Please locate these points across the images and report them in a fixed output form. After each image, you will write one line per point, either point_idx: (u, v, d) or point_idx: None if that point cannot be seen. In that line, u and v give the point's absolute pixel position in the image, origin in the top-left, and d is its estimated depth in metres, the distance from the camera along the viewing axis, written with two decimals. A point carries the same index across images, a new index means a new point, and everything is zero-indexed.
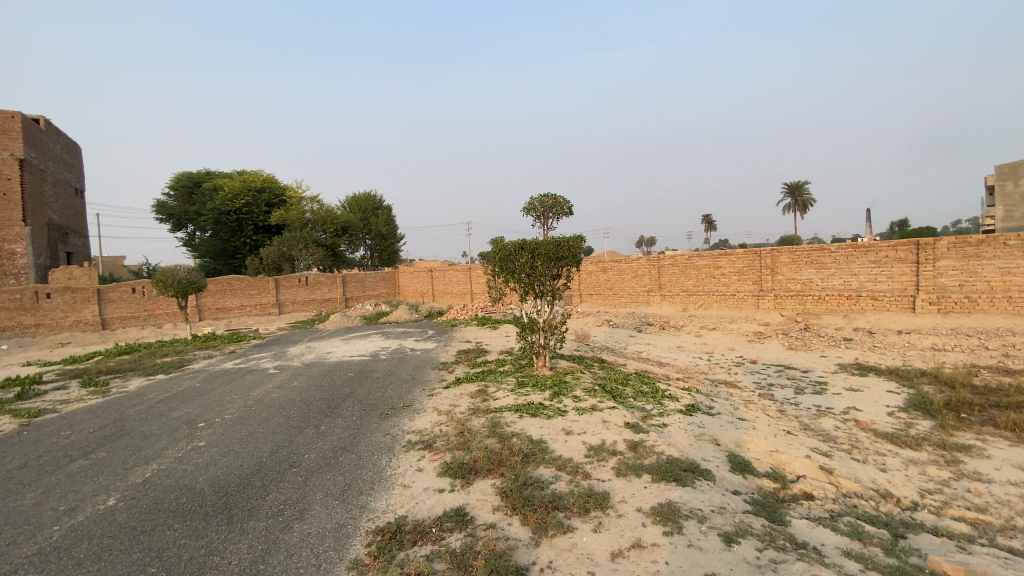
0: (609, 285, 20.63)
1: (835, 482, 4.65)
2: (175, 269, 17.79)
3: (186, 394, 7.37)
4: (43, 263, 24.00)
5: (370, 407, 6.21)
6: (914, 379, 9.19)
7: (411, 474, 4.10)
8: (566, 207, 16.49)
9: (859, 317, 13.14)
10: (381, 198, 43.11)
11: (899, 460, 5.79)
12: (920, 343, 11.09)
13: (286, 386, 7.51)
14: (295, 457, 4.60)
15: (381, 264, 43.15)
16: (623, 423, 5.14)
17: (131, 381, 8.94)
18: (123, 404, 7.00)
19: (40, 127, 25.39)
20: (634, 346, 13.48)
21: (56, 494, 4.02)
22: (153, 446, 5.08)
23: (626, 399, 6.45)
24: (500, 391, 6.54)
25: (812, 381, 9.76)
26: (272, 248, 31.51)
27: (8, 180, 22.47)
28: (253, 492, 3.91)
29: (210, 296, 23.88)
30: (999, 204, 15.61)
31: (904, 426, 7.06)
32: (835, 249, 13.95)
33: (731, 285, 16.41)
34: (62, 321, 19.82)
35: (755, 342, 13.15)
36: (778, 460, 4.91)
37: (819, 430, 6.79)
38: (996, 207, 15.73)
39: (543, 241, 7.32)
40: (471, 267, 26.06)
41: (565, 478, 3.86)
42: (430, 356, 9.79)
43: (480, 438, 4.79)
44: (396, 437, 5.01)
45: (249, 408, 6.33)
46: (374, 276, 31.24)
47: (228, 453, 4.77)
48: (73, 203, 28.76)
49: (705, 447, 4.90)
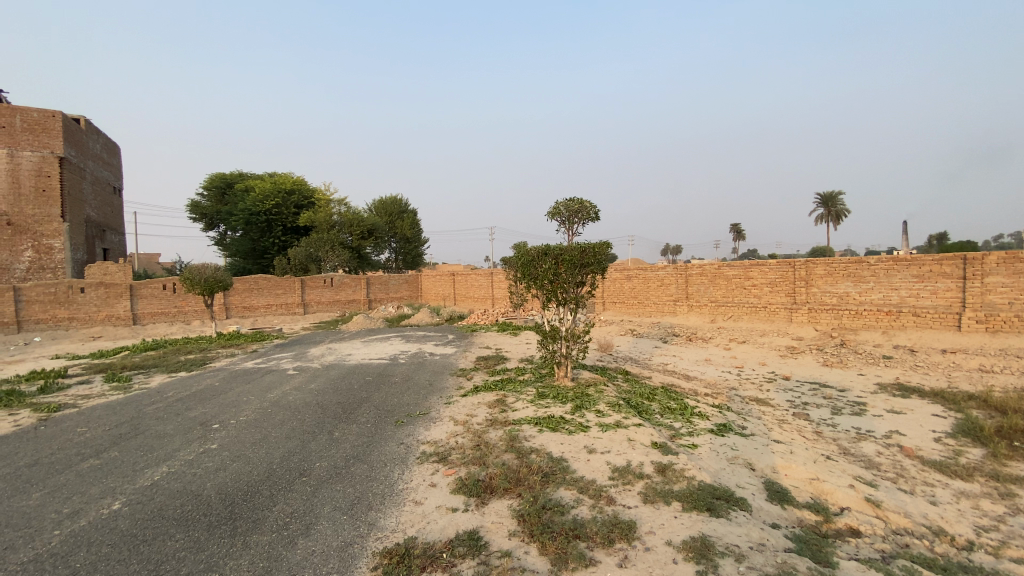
0: (634, 294, 20.19)
1: (883, 517, 4.26)
2: (202, 268, 18.07)
3: (204, 393, 7.33)
4: (80, 258, 24.76)
5: (386, 414, 6.04)
6: (961, 402, 8.59)
7: (424, 489, 3.88)
8: (593, 211, 15.93)
9: (900, 334, 12.46)
10: (407, 201, 43.42)
11: (948, 492, 5.33)
12: (966, 363, 10.41)
13: (303, 389, 7.39)
14: (306, 465, 4.43)
15: (405, 267, 43.56)
16: (650, 442, 4.83)
17: (153, 378, 8.99)
18: (141, 401, 6.99)
19: (80, 127, 26.27)
20: (660, 358, 13.07)
21: (62, 495, 3.94)
22: (165, 447, 4.99)
23: (653, 415, 6.12)
24: (519, 402, 6.29)
25: (849, 401, 9.21)
26: (300, 249, 31.96)
27: (48, 178, 23.25)
28: (259, 502, 3.74)
29: (238, 295, 24.22)
30: None
31: (953, 454, 6.54)
32: (875, 262, 13.30)
33: (763, 297, 15.86)
34: (95, 315, 20.32)
35: (787, 357, 12.61)
36: (819, 489, 4.53)
37: (860, 456, 6.34)
38: None
39: (568, 247, 7.03)
40: (494, 272, 25.92)
41: (587, 503, 3.58)
42: (449, 362, 9.60)
43: (497, 452, 4.55)
44: (411, 448, 4.80)
45: (265, 410, 6.22)
46: (398, 278, 31.35)
47: (239, 458, 4.63)
48: (111, 201, 29.67)
49: (739, 472, 4.56)
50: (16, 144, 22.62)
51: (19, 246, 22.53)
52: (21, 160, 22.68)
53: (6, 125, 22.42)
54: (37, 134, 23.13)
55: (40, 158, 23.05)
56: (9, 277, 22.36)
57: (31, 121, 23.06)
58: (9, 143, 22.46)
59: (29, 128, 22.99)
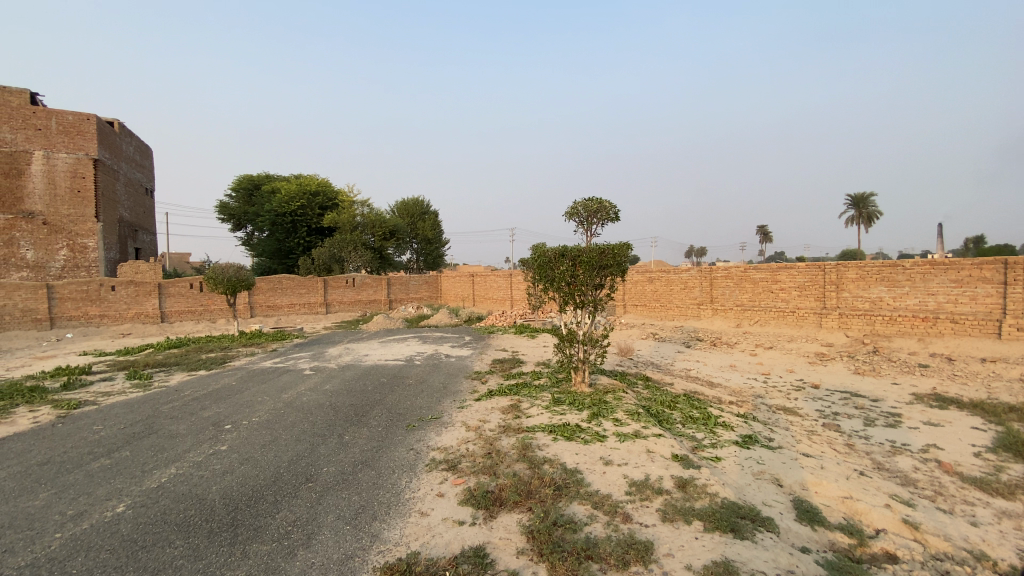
0: (656, 297, 19.78)
1: (921, 540, 3.95)
2: (226, 267, 18.35)
3: (220, 393, 7.34)
4: (113, 257, 25.48)
5: (397, 417, 5.90)
6: (1002, 415, 8.07)
7: (431, 499, 3.72)
8: (613, 212, 15.61)
9: (936, 341, 11.80)
10: (429, 202, 43.59)
11: (990, 512, 4.94)
12: (1007, 373, 9.82)
13: (317, 389, 7.32)
14: (313, 470, 4.32)
15: (426, 268, 43.72)
16: (671, 454, 4.60)
17: (173, 376, 9.09)
18: (158, 400, 7.04)
19: (114, 130, 27.04)
20: (682, 363, 12.75)
21: (69, 496, 3.95)
22: (176, 447, 4.97)
23: (674, 425, 5.87)
24: (534, 408, 6.10)
25: (883, 412, 8.76)
26: (324, 249, 32.36)
27: (83, 179, 24.01)
28: (262, 508, 3.63)
29: (262, 294, 24.57)
30: None
31: (994, 470, 6.11)
32: (910, 265, 12.71)
33: (791, 301, 15.35)
34: (124, 312, 20.87)
35: (816, 364, 12.15)
36: (853, 509, 4.24)
37: (895, 471, 5.99)
38: None
39: (586, 249, 6.82)
40: (513, 273, 25.77)
41: (601, 519, 3.39)
42: (464, 365, 9.46)
43: (510, 461, 4.37)
44: (420, 454, 4.65)
45: (277, 411, 6.17)
46: (418, 279, 31.43)
47: (247, 461, 4.55)
48: (143, 202, 30.53)
49: (765, 488, 4.32)
50: (52, 146, 23.45)
51: (55, 245, 23.37)
52: (57, 162, 23.50)
53: (42, 128, 23.29)
54: (73, 136, 23.85)
55: (75, 160, 23.79)
56: (46, 275, 23.20)
57: (67, 124, 23.80)
58: (46, 146, 23.34)
59: (65, 131, 23.76)
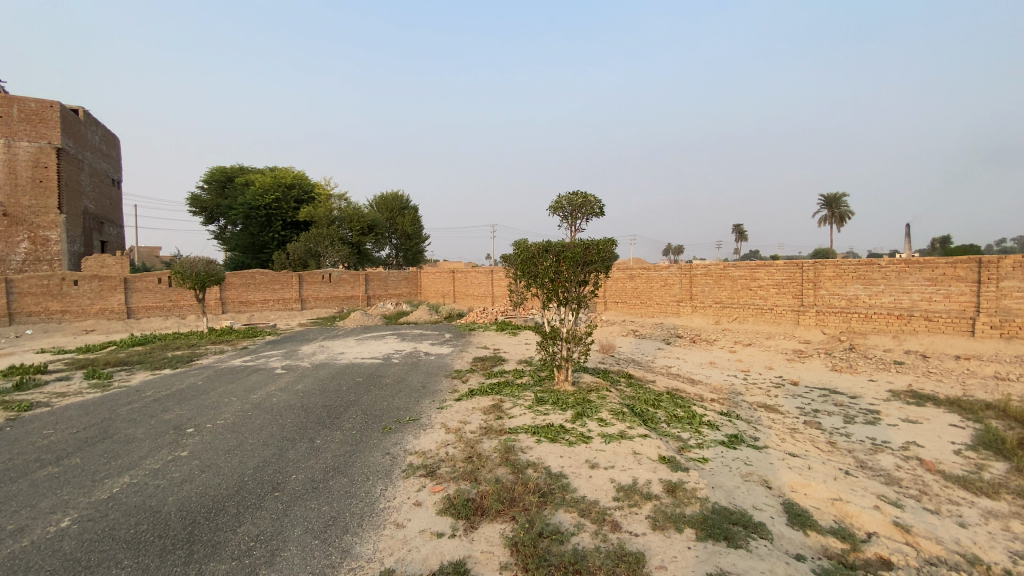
0: (636, 294, 19.79)
1: (913, 543, 3.87)
2: (193, 261, 17.61)
3: (185, 393, 6.94)
4: (77, 250, 24.40)
5: (372, 419, 5.63)
6: (979, 412, 8.17)
7: (407, 509, 3.47)
8: (598, 206, 15.48)
9: (911, 339, 12.00)
10: (408, 198, 42.97)
11: (976, 512, 4.93)
12: (981, 370, 10.00)
13: (288, 390, 6.99)
14: (279, 477, 4.03)
15: (406, 263, 43.15)
16: (658, 456, 4.44)
17: (136, 375, 8.64)
18: (117, 401, 6.62)
19: (79, 118, 25.88)
20: (663, 360, 12.72)
21: (9, 509, 3.60)
22: (132, 453, 4.62)
23: (659, 424, 5.73)
24: (515, 408, 5.88)
25: (862, 409, 8.80)
26: (299, 243, 31.54)
27: (45, 169, 22.91)
28: (222, 522, 3.34)
29: (234, 289, 23.83)
30: None
31: (975, 468, 6.14)
32: (885, 264, 12.87)
33: (769, 299, 15.47)
34: (88, 308, 19.99)
35: (795, 361, 12.24)
36: (843, 511, 4.15)
37: (878, 470, 5.98)
38: None
39: (570, 243, 6.62)
40: (494, 270, 25.52)
41: (589, 528, 3.20)
42: (444, 363, 9.23)
43: (492, 466, 4.15)
44: (397, 459, 4.41)
45: (244, 413, 5.82)
46: (397, 275, 30.89)
47: (208, 468, 4.24)
48: (109, 193, 29.33)
49: (754, 491, 4.18)
50: (13, 134, 22.24)
51: (15, 238, 22.21)
52: (18, 151, 22.33)
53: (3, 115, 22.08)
54: (35, 124, 22.74)
55: (37, 149, 22.68)
56: (5, 269, 22.10)
57: (29, 111, 22.68)
58: (7, 134, 22.10)
59: (27, 118, 22.62)
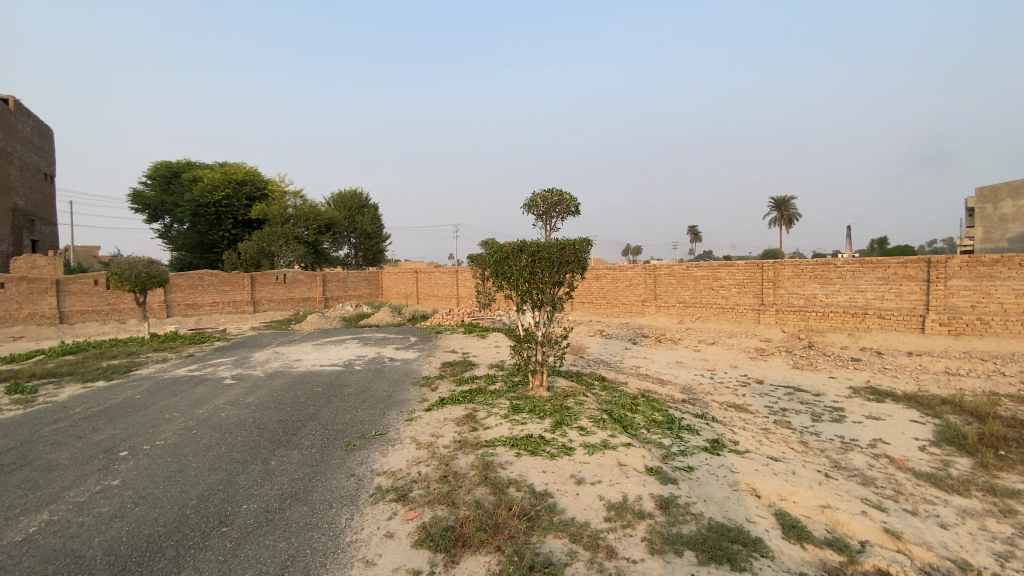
0: (602, 293, 19.79)
1: (906, 551, 3.76)
2: (134, 261, 16.32)
3: (120, 409, 6.24)
4: (4, 250, 22.42)
5: (334, 435, 5.16)
6: (936, 407, 8.39)
7: (377, 543, 3.08)
8: (573, 204, 15.33)
9: (866, 336, 12.39)
10: (367, 196, 41.82)
11: (951, 511, 4.93)
12: (932, 366, 10.35)
13: (239, 402, 6.39)
14: (227, 509, 3.54)
15: (365, 264, 41.96)
16: (645, 468, 4.19)
17: (65, 388, 7.79)
18: (39, 420, 5.87)
19: (7, 107, 23.83)
20: (631, 360, 12.63)
21: None
22: (52, 484, 4.00)
23: (639, 430, 5.50)
24: (490, 418, 5.53)
25: (826, 407, 8.91)
26: (251, 242, 30.06)
27: None
28: (158, 568, 2.85)
29: (180, 292, 22.44)
30: (978, 225, 16.05)
31: (942, 465, 6.21)
32: (841, 264, 13.23)
33: (730, 298, 15.69)
34: (15, 313, 18.35)
35: (758, 359, 12.40)
36: (833, 519, 4.01)
37: (853, 470, 5.97)
38: (976, 227, 16.16)
39: (546, 244, 6.34)
40: (457, 270, 25.06)
41: (583, 556, 2.90)
42: (411, 369, 8.77)
43: (470, 485, 3.80)
44: (363, 482, 3.99)
45: (188, 432, 5.23)
46: (356, 275, 29.91)
47: (144, 499, 3.70)
48: (42, 189, 27.15)
49: (744, 503, 4.02)
50: None
51: None
52: None
53: None
54: None
55: None
56: None
57: None
58: None
59: None
